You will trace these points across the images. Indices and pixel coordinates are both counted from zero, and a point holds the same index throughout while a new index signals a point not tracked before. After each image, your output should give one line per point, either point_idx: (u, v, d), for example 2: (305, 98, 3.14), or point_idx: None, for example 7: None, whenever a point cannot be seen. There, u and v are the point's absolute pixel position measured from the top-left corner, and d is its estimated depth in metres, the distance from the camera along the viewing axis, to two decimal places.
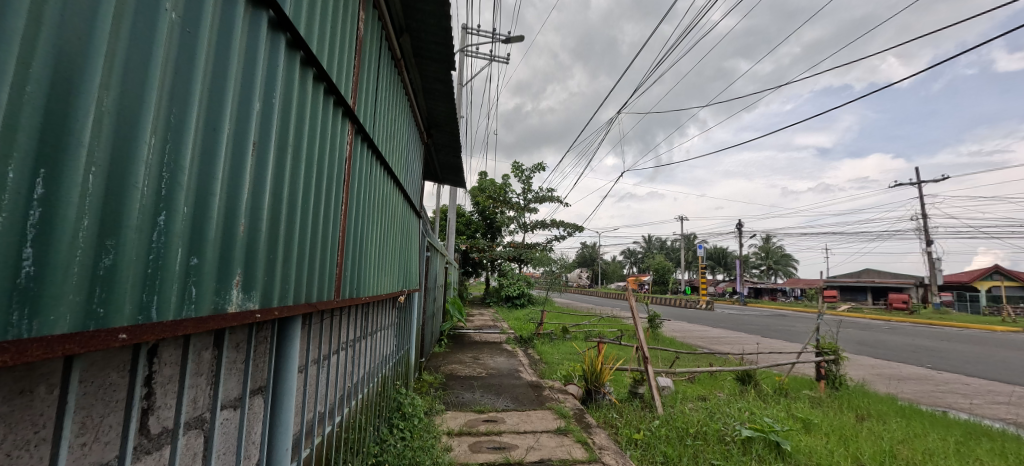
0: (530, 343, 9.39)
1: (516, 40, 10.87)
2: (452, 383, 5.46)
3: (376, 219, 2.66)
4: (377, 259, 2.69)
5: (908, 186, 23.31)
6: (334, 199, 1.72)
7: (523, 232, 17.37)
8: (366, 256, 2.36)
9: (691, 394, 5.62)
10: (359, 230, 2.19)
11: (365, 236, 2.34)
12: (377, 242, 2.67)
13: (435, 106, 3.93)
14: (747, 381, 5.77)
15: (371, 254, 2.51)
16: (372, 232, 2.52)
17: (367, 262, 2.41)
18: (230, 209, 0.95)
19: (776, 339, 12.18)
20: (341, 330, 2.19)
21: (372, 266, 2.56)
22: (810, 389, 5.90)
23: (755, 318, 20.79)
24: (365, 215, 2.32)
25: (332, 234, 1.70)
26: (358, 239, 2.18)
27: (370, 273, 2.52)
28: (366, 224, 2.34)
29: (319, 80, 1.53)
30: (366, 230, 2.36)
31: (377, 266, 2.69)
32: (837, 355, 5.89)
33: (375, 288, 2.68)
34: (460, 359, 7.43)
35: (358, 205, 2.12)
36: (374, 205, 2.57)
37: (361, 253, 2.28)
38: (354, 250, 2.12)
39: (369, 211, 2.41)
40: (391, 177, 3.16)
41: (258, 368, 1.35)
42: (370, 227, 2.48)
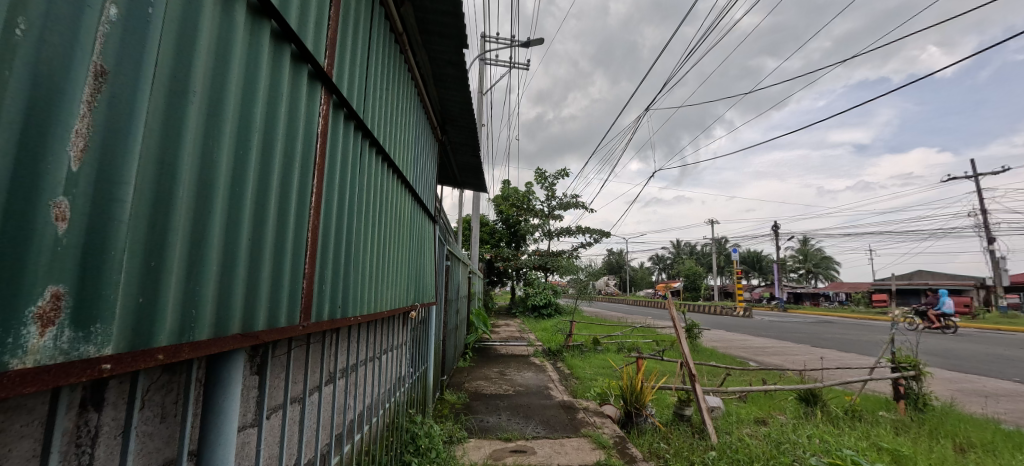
0: (560, 356, 8.81)
1: (537, 43, 10.52)
2: (476, 404, 4.98)
3: (378, 223, 2.15)
4: (377, 273, 2.20)
5: (964, 178, 21.53)
6: (303, 186, 1.22)
7: (548, 240, 16.82)
8: (359, 265, 1.85)
9: (747, 416, 4.96)
10: (350, 233, 1.69)
11: (360, 243, 1.84)
12: (377, 250, 2.17)
13: (449, 95, 3.51)
14: (811, 401, 5.07)
15: (368, 264, 2.00)
16: (369, 237, 2.00)
17: (362, 273, 1.91)
18: (18, 172, 0.51)
19: (830, 350, 11.13)
20: (327, 358, 1.72)
21: (371, 281, 2.06)
22: (887, 411, 5.14)
23: (799, 325, 19.42)
24: (360, 216, 1.83)
25: (299, 234, 1.20)
26: (349, 246, 1.68)
27: (367, 289, 2.01)
28: (361, 227, 1.84)
29: (258, 14, 0.98)
30: (361, 236, 1.86)
31: (376, 280, 2.19)
32: (918, 370, 5.09)
33: (374, 306, 2.16)
34: (485, 374, 6.93)
35: (347, 202, 1.62)
36: (374, 205, 2.07)
37: (354, 264, 1.77)
38: (343, 259, 1.62)
39: (366, 211, 1.92)
40: (399, 179, 2.69)
41: (161, 436, 0.90)
42: (368, 233, 1.97)
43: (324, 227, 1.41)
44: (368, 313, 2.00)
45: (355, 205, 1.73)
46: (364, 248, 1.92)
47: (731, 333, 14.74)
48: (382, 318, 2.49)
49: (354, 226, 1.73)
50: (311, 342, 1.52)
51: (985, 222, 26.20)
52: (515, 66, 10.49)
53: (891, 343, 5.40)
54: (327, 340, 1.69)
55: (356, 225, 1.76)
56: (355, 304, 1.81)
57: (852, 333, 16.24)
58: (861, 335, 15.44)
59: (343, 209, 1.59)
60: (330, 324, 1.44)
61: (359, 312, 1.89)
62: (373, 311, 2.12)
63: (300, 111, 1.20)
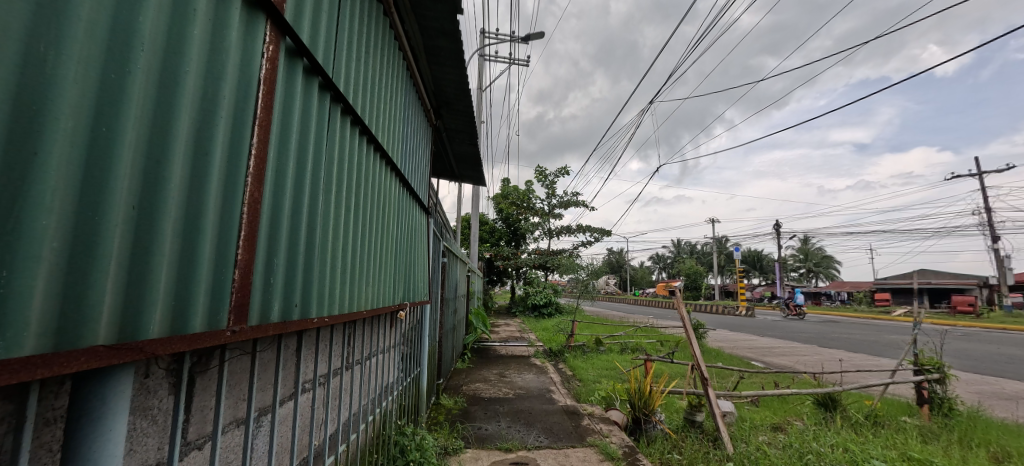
0: (561, 357, 8.53)
1: (537, 37, 10.28)
2: (474, 409, 4.69)
3: (357, 208, 1.83)
4: (356, 268, 1.87)
5: (969, 178, 21.31)
6: (232, 142, 0.93)
7: (549, 239, 16.54)
8: (332, 254, 1.55)
9: (762, 422, 4.68)
10: (315, 215, 1.37)
11: (330, 230, 1.52)
12: (357, 241, 1.85)
13: (443, 73, 3.19)
14: (829, 406, 4.79)
15: (343, 256, 1.68)
16: (346, 222, 1.70)
17: (336, 263, 1.60)
18: None
19: (837, 350, 10.87)
20: (288, 367, 1.40)
21: (348, 276, 1.75)
22: (910, 416, 4.86)
23: (802, 325, 19.14)
24: (330, 196, 1.51)
25: (224, 207, 0.91)
26: (313, 232, 1.36)
27: (343, 286, 1.69)
28: (331, 209, 1.53)
29: None
30: (333, 221, 1.55)
31: (355, 276, 1.87)
32: (943, 372, 4.82)
33: (353, 305, 1.83)
34: (484, 376, 6.65)
35: (308, 176, 1.32)
36: (352, 187, 1.76)
37: (321, 255, 1.45)
38: (304, 246, 1.31)
39: (339, 192, 1.60)
40: (387, 162, 2.38)
41: None
42: (342, 220, 1.65)
43: (273, 204, 1.12)
44: (344, 314, 1.68)
45: (322, 182, 1.43)
46: (338, 237, 1.60)
47: (735, 333, 14.45)
48: (367, 318, 2.17)
49: (321, 207, 1.42)
50: (261, 354, 1.23)
51: (989, 219, 25.94)
52: (515, 62, 10.24)
53: (912, 344, 5.12)
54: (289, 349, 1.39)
55: (323, 207, 1.45)
56: (324, 304, 1.49)
57: (857, 333, 15.98)
58: (867, 335, 15.15)
59: (304, 184, 1.29)
60: (281, 327, 1.13)
61: (332, 313, 1.57)
62: (351, 311, 1.80)
63: (229, 43, 0.92)
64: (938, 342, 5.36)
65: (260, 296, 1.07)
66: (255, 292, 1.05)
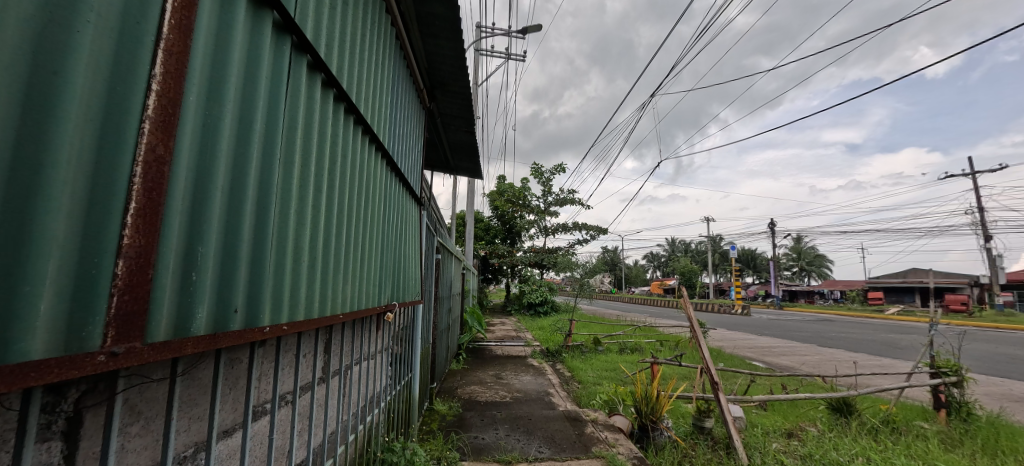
0: (559, 357, 8.28)
1: (533, 29, 9.99)
2: (470, 415, 4.40)
3: (332, 189, 1.49)
4: (333, 263, 1.53)
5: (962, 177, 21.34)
6: (106, 62, 0.61)
7: (544, 237, 16.26)
8: (299, 243, 1.23)
9: (773, 428, 4.44)
10: (269, 190, 1.03)
11: (293, 212, 1.18)
12: (333, 230, 1.50)
13: (438, 47, 2.87)
14: (844, 411, 4.54)
15: (313, 246, 1.33)
16: (321, 203, 1.38)
17: (305, 255, 1.27)
18: None
19: (838, 350, 10.69)
20: (231, 390, 1.09)
21: (320, 272, 1.40)
22: (926, 421, 4.64)
23: (799, 323, 19.03)
24: (292, 168, 1.17)
25: (90, 159, 0.59)
26: (266, 211, 1.02)
27: (313, 284, 1.34)
28: (295, 185, 1.19)
29: None
30: (297, 201, 1.21)
31: (331, 272, 1.52)
32: (961, 376, 4.59)
33: (329, 308, 1.49)
34: (480, 378, 6.36)
35: (257, 137, 0.98)
36: (325, 161, 1.41)
37: (280, 244, 1.11)
38: (253, 230, 0.97)
39: (306, 163, 1.26)
40: (373, 141, 2.04)
41: None
42: (311, 202, 1.30)
43: (197, 165, 0.78)
44: (317, 319, 1.34)
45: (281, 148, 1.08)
46: (304, 222, 1.25)
47: (733, 333, 14.25)
48: (352, 320, 1.85)
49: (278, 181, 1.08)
50: (187, 376, 0.92)
51: (982, 220, 26.05)
52: (511, 57, 9.94)
53: (929, 345, 4.89)
54: (232, 365, 1.08)
55: (281, 181, 1.11)
56: (285, 307, 1.15)
57: (855, 332, 15.85)
58: (865, 334, 15.04)
59: (250, 146, 0.95)
60: (211, 343, 0.80)
61: (298, 319, 1.23)
62: (326, 315, 1.45)
63: None
64: (955, 344, 5.12)
65: (175, 299, 0.74)
66: (164, 292, 0.71)
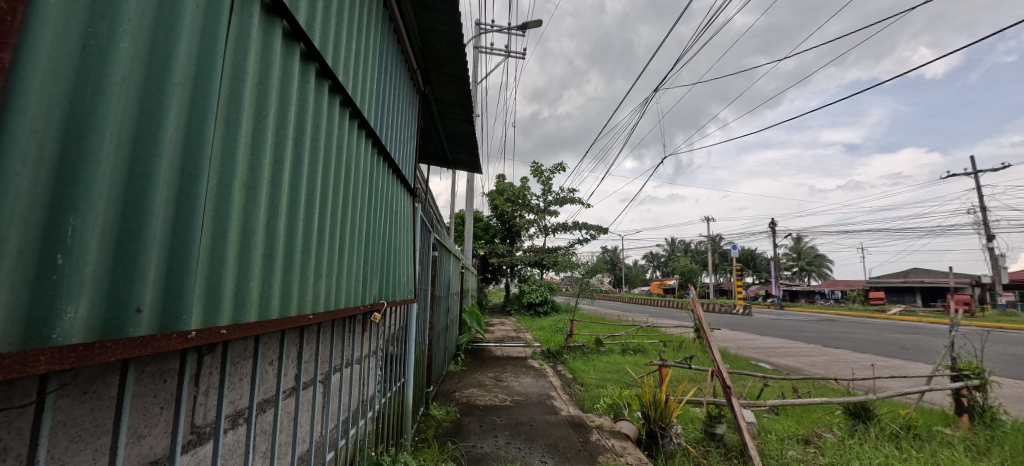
0: (560, 358, 8.05)
1: (533, 25, 9.77)
2: (468, 420, 4.17)
3: (298, 164, 1.22)
4: (300, 254, 1.25)
5: (964, 176, 21.29)
6: None
7: (544, 236, 16.00)
8: (248, 225, 0.97)
9: (788, 434, 4.20)
10: (199, 149, 0.79)
11: (238, 185, 0.93)
12: (300, 214, 1.22)
13: (433, 22, 2.57)
14: (862, 416, 4.30)
15: (270, 230, 1.07)
16: (282, 178, 1.12)
17: (258, 241, 1.01)
18: None
19: (845, 350, 10.47)
20: (150, 410, 0.88)
21: (281, 263, 1.12)
22: (948, 427, 4.40)
23: (802, 323, 18.84)
24: (237, 128, 0.91)
25: None
26: (193, 176, 0.78)
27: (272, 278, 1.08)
28: (242, 150, 0.93)
29: None
30: (243, 170, 0.95)
31: (296, 265, 1.24)
32: (984, 379, 4.37)
33: (293, 307, 1.20)
34: (479, 380, 6.11)
35: (177, 76, 0.74)
36: (287, 128, 1.15)
37: (214, 220, 0.85)
38: (169, 200, 0.73)
39: (260, 125, 1.00)
40: (354, 116, 1.70)
41: None
42: (267, 176, 1.05)
43: (63, 103, 0.58)
44: (275, 320, 1.06)
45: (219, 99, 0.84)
46: (257, 198, 1.00)
47: (736, 333, 14.04)
48: (338, 316, 1.60)
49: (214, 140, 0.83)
50: (90, 397, 0.73)
51: (985, 219, 25.94)
52: (511, 54, 9.73)
53: (950, 347, 4.65)
54: (157, 380, 0.89)
55: (220, 144, 0.87)
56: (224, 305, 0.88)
57: (858, 332, 15.67)
58: (869, 334, 14.84)
59: (166, 86, 0.72)
60: (82, 357, 0.56)
61: (247, 320, 0.96)
62: (288, 317, 1.16)
63: None
64: (976, 345, 4.89)
65: (14, 293, 0.52)
66: None
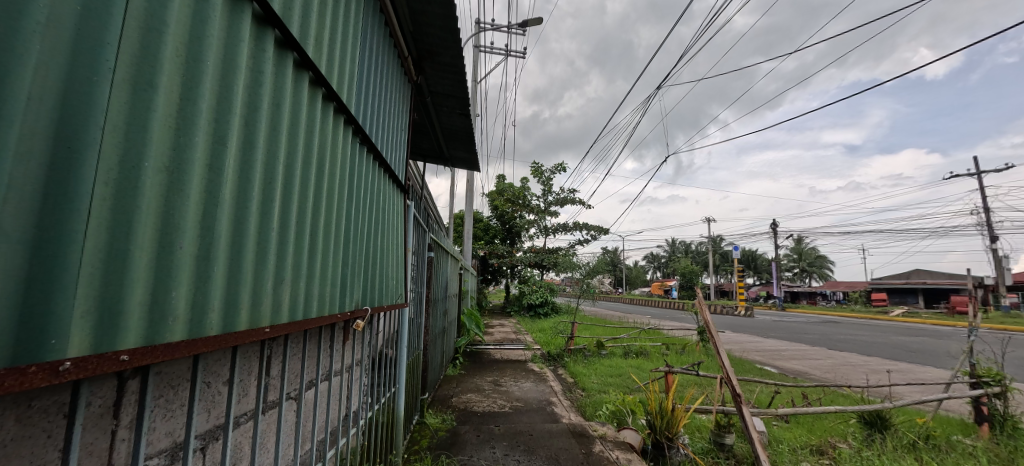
0: (560, 361, 7.86)
1: (533, 22, 9.61)
2: (465, 429, 3.98)
3: (255, 146, 0.98)
4: (255, 256, 1.00)
5: (969, 177, 21.05)
6: None
7: (544, 237, 15.80)
8: (173, 221, 0.73)
9: (800, 445, 4.00)
10: (81, 112, 0.59)
11: (156, 166, 0.70)
12: (254, 207, 0.98)
13: (425, 4, 2.36)
14: (878, 426, 4.11)
15: (208, 227, 0.82)
16: (229, 162, 0.88)
17: (188, 240, 0.77)
18: None
19: (850, 353, 10.28)
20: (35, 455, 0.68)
21: (224, 268, 0.88)
22: (968, 437, 4.20)
23: (804, 325, 18.65)
24: (154, 89, 0.70)
25: None
26: (69, 150, 0.58)
27: (213, 287, 0.84)
28: (162, 119, 0.71)
29: None
30: (164, 149, 0.72)
31: (252, 270, 0.99)
32: (1005, 386, 4.17)
33: (245, 322, 0.96)
34: (477, 385, 5.92)
35: (41, 15, 0.56)
36: (236, 101, 0.91)
37: (110, 208, 0.63)
38: (22, 178, 0.53)
39: (194, 90, 0.78)
40: (330, 98, 1.42)
41: None
42: (205, 157, 0.81)
43: None
44: (214, 340, 0.82)
45: (122, 48, 0.64)
46: (186, 185, 0.76)
47: (739, 335, 13.84)
48: (319, 323, 1.38)
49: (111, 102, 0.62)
50: None
51: (988, 220, 25.73)
52: (511, 53, 9.59)
53: (969, 352, 4.45)
54: (50, 416, 0.69)
55: (121, 111, 0.64)
56: (126, 321, 0.66)
57: (862, 334, 15.46)
58: (873, 336, 14.63)
59: (18, 26, 0.53)
60: None
61: (170, 341, 0.73)
62: (239, 333, 0.92)
63: None
64: (995, 351, 4.68)
65: None
66: None
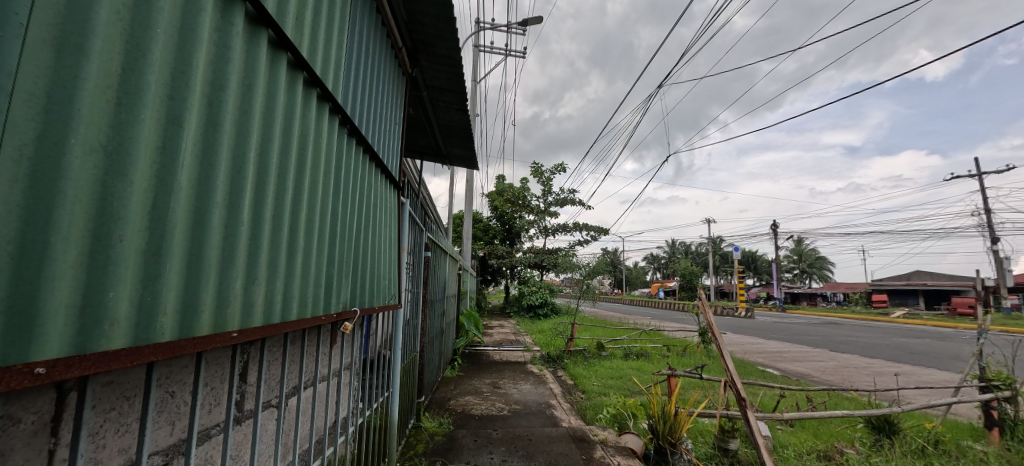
0: (560, 363, 7.75)
1: (533, 21, 9.54)
2: (462, 433, 3.87)
3: (222, 129, 0.88)
4: (223, 251, 0.90)
5: (970, 178, 20.96)
6: None
7: (544, 238, 15.70)
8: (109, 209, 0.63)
9: (806, 449, 3.90)
10: None
11: (84, 143, 0.60)
12: (220, 195, 0.88)
13: None
14: (886, 430, 4.01)
15: (160, 216, 0.72)
16: (185, 144, 0.78)
17: (131, 230, 0.67)
18: None
19: (853, 355, 10.17)
20: None
21: (182, 263, 0.78)
22: (978, 442, 4.09)
23: (805, 326, 18.54)
24: (84, 56, 0.61)
25: None
26: None
27: (167, 285, 0.74)
28: (94, 91, 0.62)
29: None
30: (98, 124, 0.62)
31: (219, 266, 0.89)
32: (1015, 390, 4.06)
33: (209, 324, 0.85)
34: (476, 387, 5.81)
35: None
36: (196, 78, 0.81)
37: (21, 192, 0.54)
38: None
39: (138, 60, 0.69)
40: (311, 84, 1.30)
41: None
42: (155, 137, 0.72)
43: None
44: (166, 345, 0.72)
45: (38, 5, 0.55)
46: (128, 168, 0.66)
47: (740, 336, 13.73)
48: (301, 325, 1.27)
49: (23, 65, 0.53)
50: None
51: (989, 221, 25.63)
52: (511, 52, 9.52)
53: (978, 355, 4.35)
54: None
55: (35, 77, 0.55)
56: (47, 325, 0.56)
57: (863, 335, 15.36)
58: (875, 338, 14.52)
59: None
60: None
61: (106, 349, 0.63)
62: (201, 338, 0.82)
63: None
64: (1005, 354, 4.58)
65: None
66: None
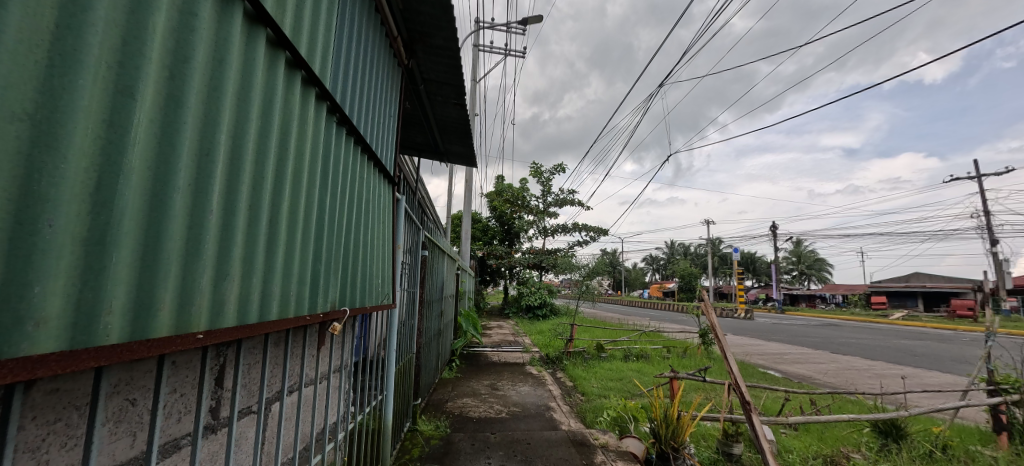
0: (559, 364, 7.65)
1: (534, 20, 9.48)
2: (458, 437, 3.76)
3: (188, 106, 0.79)
4: (187, 242, 0.80)
5: (970, 180, 20.92)
6: None
7: (544, 238, 15.63)
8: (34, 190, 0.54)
9: (812, 454, 3.81)
10: None
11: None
12: (185, 179, 0.79)
13: None
14: (893, 435, 3.92)
15: (105, 200, 0.63)
16: (141, 118, 0.69)
17: (63, 214, 0.57)
18: None
19: (854, 357, 10.09)
20: None
21: (136, 255, 0.69)
22: (987, 447, 3.99)
23: (805, 328, 18.47)
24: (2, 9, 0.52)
25: None
26: None
27: (115, 278, 0.65)
28: (14, 51, 0.53)
29: None
30: (19, 91, 0.53)
31: (183, 258, 0.79)
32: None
33: (169, 325, 0.76)
34: (473, 389, 5.70)
35: None
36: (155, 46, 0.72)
37: None
38: None
39: (76, 20, 0.60)
40: (296, 66, 1.21)
41: None
42: (99, 109, 0.62)
43: None
44: (110, 348, 0.62)
45: None
46: (62, 143, 0.57)
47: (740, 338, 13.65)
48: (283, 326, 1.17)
49: None
50: None
51: (989, 224, 25.60)
52: (511, 51, 9.46)
53: (986, 358, 4.26)
54: None
55: None
56: None
57: (863, 337, 15.28)
58: (875, 340, 14.45)
59: None
60: None
61: (30, 354, 0.53)
62: (158, 340, 0.72)
63: None
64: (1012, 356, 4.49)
65: None
66: None
